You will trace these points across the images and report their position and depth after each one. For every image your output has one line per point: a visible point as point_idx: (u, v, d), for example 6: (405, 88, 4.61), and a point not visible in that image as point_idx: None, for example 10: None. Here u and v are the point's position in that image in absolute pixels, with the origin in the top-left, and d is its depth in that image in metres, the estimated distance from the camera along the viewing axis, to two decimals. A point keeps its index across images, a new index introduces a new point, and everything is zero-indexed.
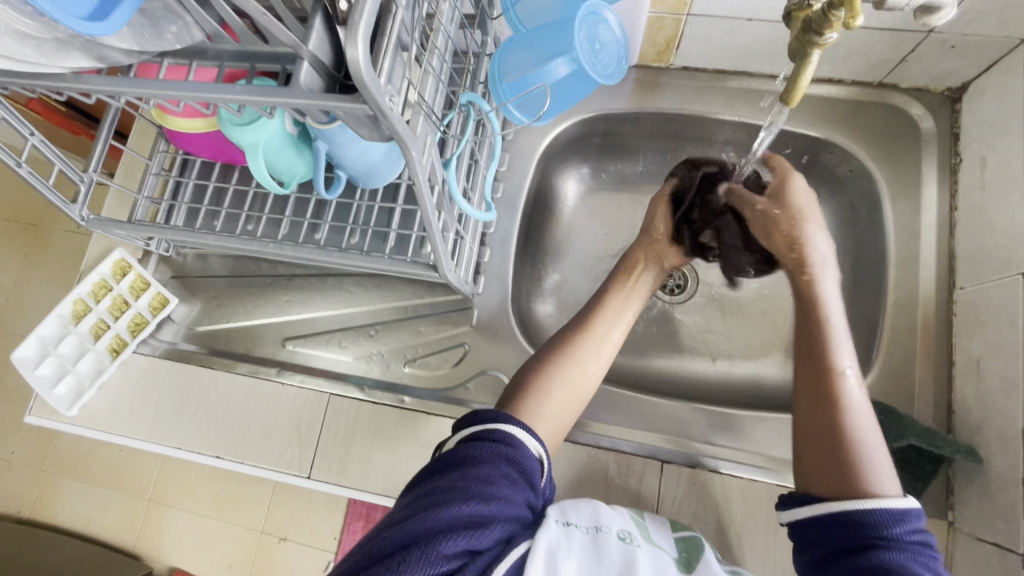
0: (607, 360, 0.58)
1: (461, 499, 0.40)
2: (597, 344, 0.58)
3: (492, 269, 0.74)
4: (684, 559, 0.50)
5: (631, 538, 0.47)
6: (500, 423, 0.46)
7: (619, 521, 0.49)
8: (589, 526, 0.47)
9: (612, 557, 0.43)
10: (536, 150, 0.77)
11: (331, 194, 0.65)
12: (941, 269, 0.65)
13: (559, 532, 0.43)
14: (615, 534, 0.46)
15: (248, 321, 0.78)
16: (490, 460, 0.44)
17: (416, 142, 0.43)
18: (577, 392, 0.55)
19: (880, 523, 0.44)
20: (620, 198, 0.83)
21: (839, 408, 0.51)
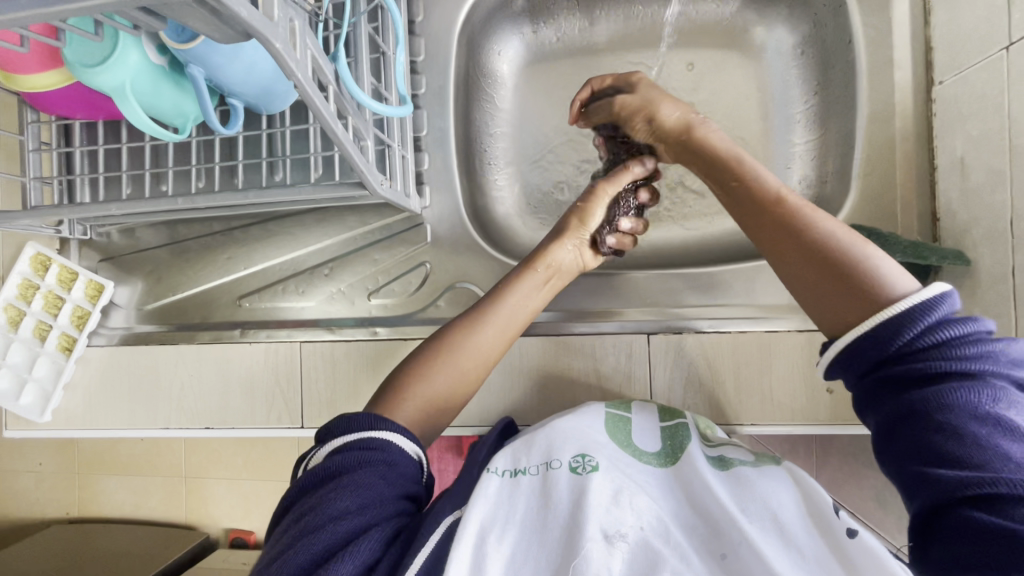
0: (494, 352, 0.53)
1: (340, 500, 0.41)
2: (489, 330, 0.53)
3: (435, 176, 0.68)
4: (668, 451, 0.54)
5: (586, 462, 0.50)
6: (370, 430, 0.45)
7: (577, 444, 0.52)
8: (541, 464, 0.51)
9: (559, 495, 0.48)
10: (454, 28, 0.67)
11: (231, 129, 0.57)
12: (917, 66, 0.59)
13: (496, 495, 0.48)
14: (566, 468, 0.50)
15: (197, 287, 0.72)
16: (364, 464, 0.43)
17: (274, 32, 0.34)
18: (464, 376, 0.52)
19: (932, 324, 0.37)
20: (562, 67, 0.74)
21: (795, 225, 0.44)
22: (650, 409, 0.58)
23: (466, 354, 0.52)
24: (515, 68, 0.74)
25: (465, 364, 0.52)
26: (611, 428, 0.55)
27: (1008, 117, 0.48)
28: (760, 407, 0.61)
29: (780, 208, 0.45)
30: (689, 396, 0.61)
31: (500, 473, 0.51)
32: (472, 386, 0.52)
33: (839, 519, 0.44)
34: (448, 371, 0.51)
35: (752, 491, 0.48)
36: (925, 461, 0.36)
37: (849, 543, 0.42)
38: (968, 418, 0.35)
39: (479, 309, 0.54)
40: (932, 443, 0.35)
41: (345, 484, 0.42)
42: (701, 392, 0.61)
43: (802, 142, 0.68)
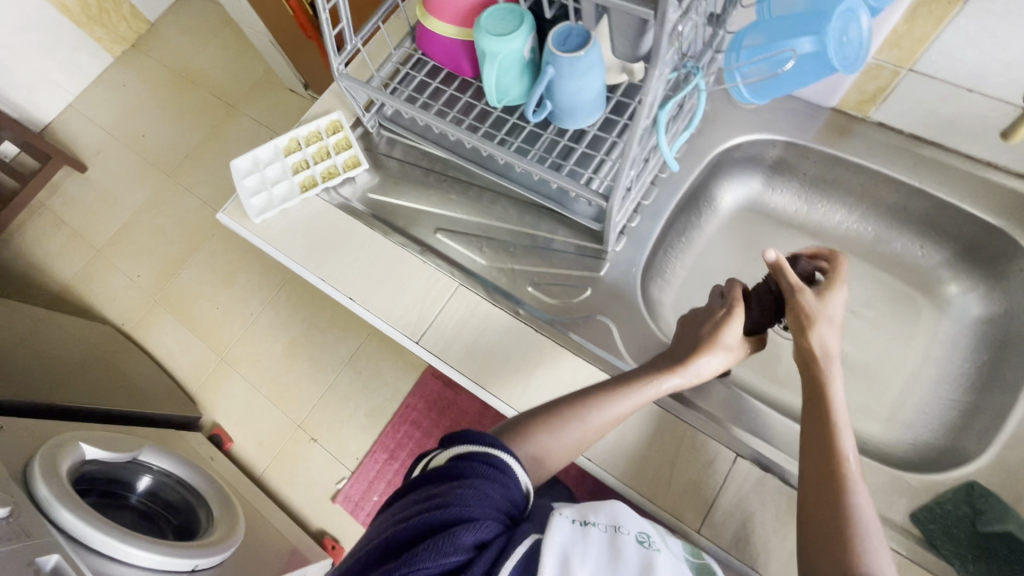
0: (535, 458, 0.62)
1: (463, 493, 0.50)
2: (533, 438, 0.62)
3: (636, 234, 0.80)
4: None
5: (648, 539, 0.52)
6: (496, 446, 0.55)
7: (639, 521, 0.54)
8: (609, 525, 0.52)
9: (630, 558, 0.48)
10: (714, 149, 0.82)
11: (534, 118, 0.74)
12: None
13: (572, 533, 0.48)
14: (633, 537, 0.51)
15: (413, 203, 0.89)
16: (483, 474, 0.52)
17: (661, 67, 0.51)
18: (600, 432, 0.63)
19: None
20: (764, 224, 0.88)
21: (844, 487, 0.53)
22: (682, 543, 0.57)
23: (612, 416, 0.63)
24: (731, 203, 0.89)
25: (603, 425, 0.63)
26: (662, 532, 0.55)
27: None
28: None
29: (834, 460, 0.55)
30: (745, 530, 0.62)
31: (571, 520, 0.51)
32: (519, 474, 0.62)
33: None
34: (595, 424, 0.63)
35: None
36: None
37: None
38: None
39: (532, 418, 0.64)
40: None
41: (475, 483, 0.51)
42: (757, 532, 0.62)
43: (947, 392, 0.72)
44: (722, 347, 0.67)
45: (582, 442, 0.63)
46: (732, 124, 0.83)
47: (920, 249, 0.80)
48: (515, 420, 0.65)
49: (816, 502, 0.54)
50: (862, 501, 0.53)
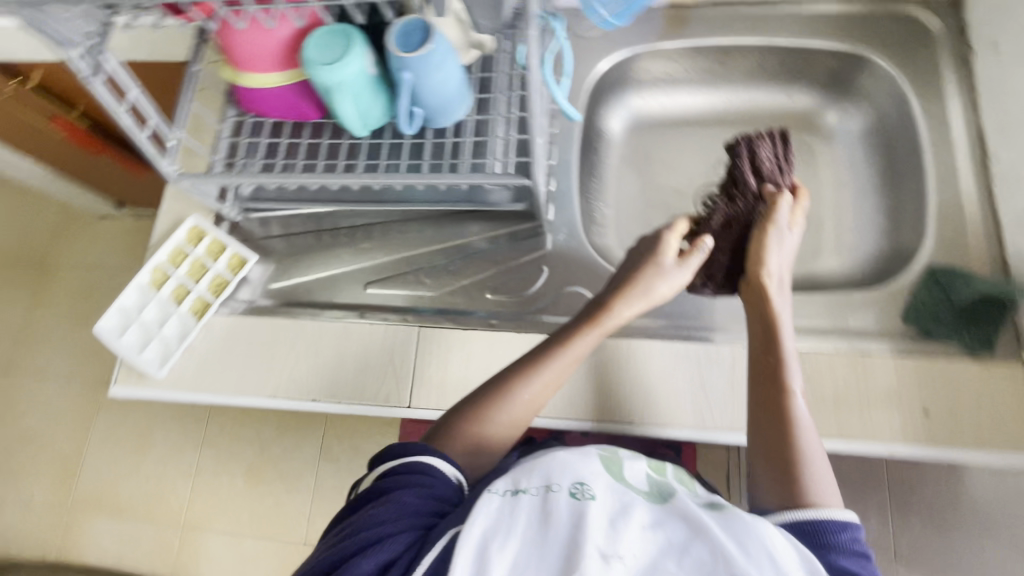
0: (496, 439, 0.61)
1: (378, 511, 0.49)
2: (494, 416, 0.60)
3: (559, 197, 0.78)
4: (658, 491, 0.50)
5: (584, 490, 0.46)
6: (420, 455, 0.54)
7: (575, 472, 0.49)
8: (541, 486, 0.47)
9: (561, 520, 0.44)
10: (586, 86, 0.82)
11: (411, 130, 0.68)
12: (973, 145, 0.72)
13: (498, 512, 0.45)
14: (566, 493, 0.46)
15: (325, 272, 0.80)
16: (405, 484, 0.52)
17: (534, 23, 0.49)
18: (541, 399, 0.62)
19: (830, 532, 0.50)
20: (663, 130, 0.88)
21: (788, 421, 0.57)
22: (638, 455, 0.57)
23: (546, 378, 0.61)
24: (622, 127, 0.89)
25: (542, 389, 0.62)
26: (603, 462, 0.52)
27: None
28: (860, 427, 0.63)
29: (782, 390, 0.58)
30: None
31: (501, 493, 0.47)
32: (481, 461, 0.60)
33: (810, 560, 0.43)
34: (532, 392, 0.61)
35: (750, 525, 0.44)
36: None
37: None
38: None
39: (496, 391, 0.61)
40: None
41: (396, 493, 0.51)
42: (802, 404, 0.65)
43: (872, 204, 0.79)
44: (651, 293, 0.63)
45: (528, 412, 0.62)
46: (590, 56, 0.83)
47: (789, 96, 0.87)
48: (452, 413, 0.62)
49: (763, 414, 0.58)
50: (805, 424, 0.57)
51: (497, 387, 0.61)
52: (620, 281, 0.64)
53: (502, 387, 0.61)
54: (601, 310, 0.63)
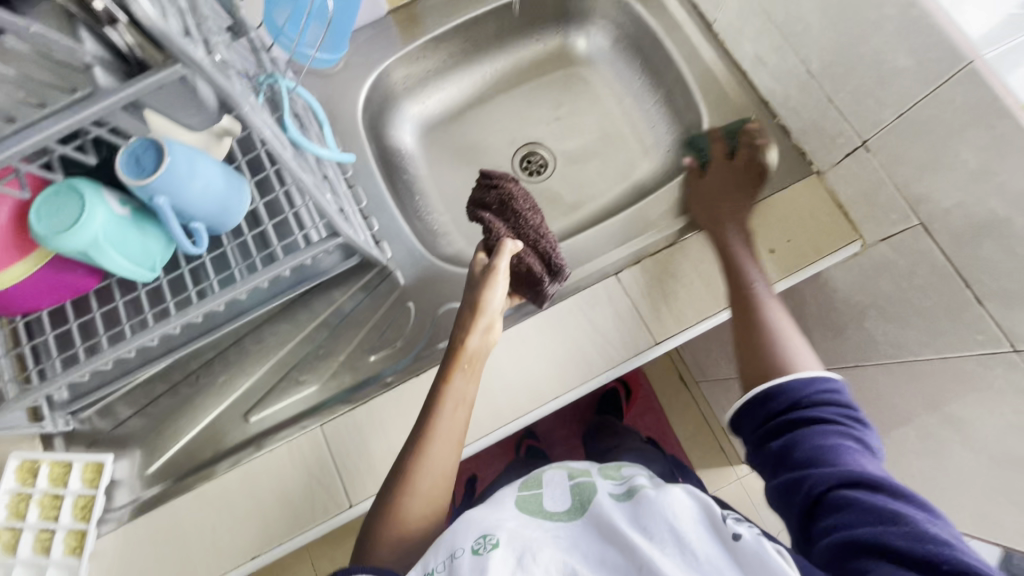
0: (427, 504, 0.57)
1: None
2: (416, 483, 0.57)
3: (387, 233, 0.76)
4: (577, 504, 0.56)
5: (487, 540, 0.48)
6: None
7: (483, 527, 0.51)
8: (446, 559, 0.48)
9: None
10: (357, 120, 0.80)
11: (200, 248, 0.62)
12: (694, 18, 0.79)
13: None
14: (470, 551, 0.47)
15: (197, 427, 0.71)
16: None
17: (245, 98, 0.45)
18: (445, 461, 0.58)
19: (798, 394, 0.52)
20: (448, 129, 0.91)
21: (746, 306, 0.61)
22: (560, 476, 0.62)
23: (440, 436, 0.58)
24: (414, 139, 0.89)
25: (440, 448, 0.59)
26: (518, 504, 0.58)
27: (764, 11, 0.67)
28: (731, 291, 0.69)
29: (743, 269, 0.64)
30: (673, 306, 0.69)
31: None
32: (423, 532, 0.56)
33: (725, 525, 0.47)
34: (434, 455, 0.58)
35: (657, 501, 0.50)
36: (804, 522, 0.46)
37: (736, 545, 0.45)
38: (856, 516, 0.42)
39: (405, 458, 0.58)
40: (812, 516, 0.45)
41: None
42: (680, 299, 0.69)
43: (650, 102, 0.86)
44: (488, 315, 0.63)
45: (439, 483, 0.58)
46: (344, 90, 0.81)
47: (537, 41, 0.91)
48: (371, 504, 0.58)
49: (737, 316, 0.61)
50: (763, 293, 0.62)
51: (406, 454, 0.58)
52: (462, 313, 0.63)
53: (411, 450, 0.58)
54: (457, 348, 0.62)
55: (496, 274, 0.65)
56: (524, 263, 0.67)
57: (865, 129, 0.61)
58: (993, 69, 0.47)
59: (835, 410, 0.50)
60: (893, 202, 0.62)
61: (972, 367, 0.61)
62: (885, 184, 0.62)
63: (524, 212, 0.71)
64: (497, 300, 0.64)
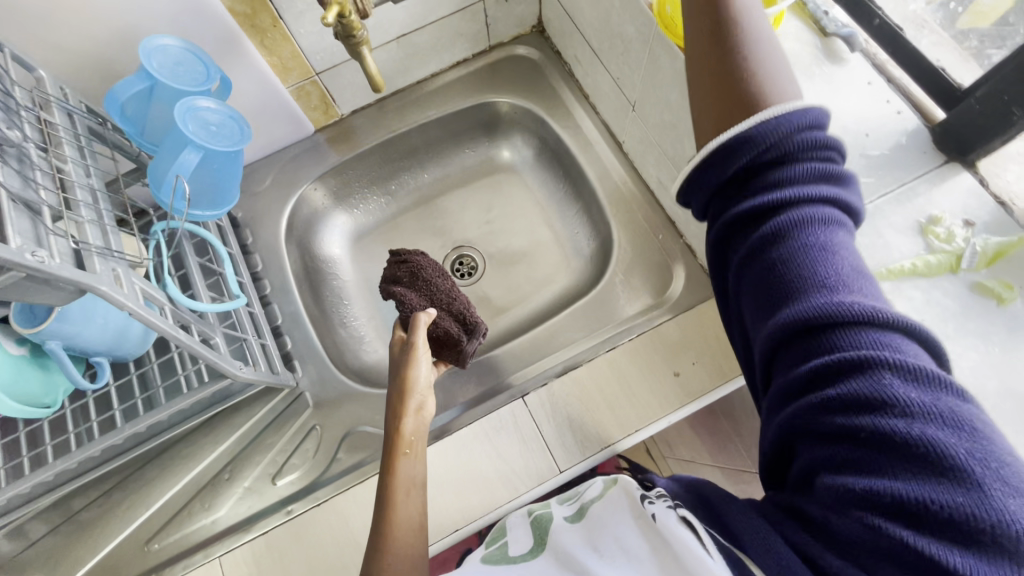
0: (419, 519, 0.50)
1: None
2: (403, 511, 0.50)
3: (300, 350, 0.78)
4: (537, 537, 0.49)
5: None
6: None
7: None
8: None
9: None
10: (279, 237, 0.82)
11: (98, 382, 0.63)
12: (606, 137, 0.82)
13: None
14: None
15: (96, 555, 0.70)
16: None
17: (109, 278, 0.46)
18: (410, 564, 0.46)
19: (805, 218, 0.37)
20: (379, 234, 0.93)
21: (737, 55, 0.41)
22: (521, 516, 0.54)
23: (400, 540, 0.47)
24: (343, 246, 0.90)
25: (405, 539, 0.48)
26: (484, 552, 0.49)
27: (659, 142, 0.70)
28: (637, 414, 0.69)
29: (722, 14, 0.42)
30: (577, 431, 0.68)
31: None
32: (426, 550, 0.48)
33: (647, 502, 0.40)
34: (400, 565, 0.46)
35: (601, 524, 0.43)
36: (766, 389, 0.39)
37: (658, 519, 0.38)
38: (830, 393, 0.33)
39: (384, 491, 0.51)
40: (768, 382, 0.38)
41: None
42: (584, 424, 0.69)
43: (572, 211, 0.88)
44: (417, 394, 0.60)
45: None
46: (270, 207, 0.83)
47: (467, 150, 0.94)
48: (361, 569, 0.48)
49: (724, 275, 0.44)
50: (756, 38, 0.42)
51: (385, 492, 0.51)
52: (391, 400, 0.59)
53: (388, 488, 0.51)
54: (396, 434, 0.55)
55: (416, 352, 0.64)
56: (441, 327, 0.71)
57: None
58: None
59: (834, 236, 0.37)
60: None
61: None
62: None
63: (434, 279, 0.75)
64: (422, 376, 0.61)
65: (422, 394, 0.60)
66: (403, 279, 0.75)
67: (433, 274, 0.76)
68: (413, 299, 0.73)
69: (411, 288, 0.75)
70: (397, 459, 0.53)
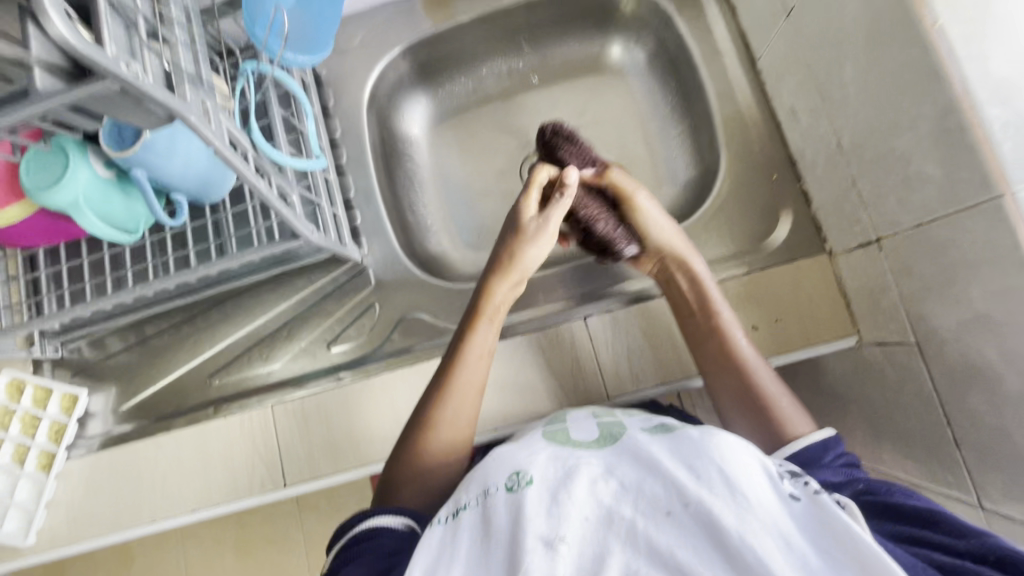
0: (472, 412, 0.58)
1: None
2: (458, 395, 0.57)
3: (369, 227, 0.76)
4: (603, 436, 0.48)
5: (520, 477, 0.42)
6: None
7: (512, 463, 0.45)
8: (479, 494, 0.44)
9: (499, 523, 0.40)
10: (361, 106, 0.78)
11: (177, 220, 0.64)
12: (738, 50, 0.72)
13: (439, 546, 0.40)
14: (503, 491, 0.42)
15: (166, 378, 0.75)
16: None
17: (197, 110, 0.44)
18: (467, 409, 0.58)
19: (817, 460, 0.48)
20: (465, 121, 0.86)
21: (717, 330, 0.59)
22: (584, 415, 0.54)
23: (468, 387, 0.58)
24: (424, 127, 0.85)
25: (464, 397, 0.58)
26: (547, 436, 0.49)
27: (807, 63, 0.59)
28: None
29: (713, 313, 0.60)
30: (636, 363, 0.66)
31: (443, 521, 0.43)
32: (469, 437, 0.58)
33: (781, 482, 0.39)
34: (463, 405, 0.57)
35: (691, 441, 0.41)
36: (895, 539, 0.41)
37: (793, 505, 0.38)
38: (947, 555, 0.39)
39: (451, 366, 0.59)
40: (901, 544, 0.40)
41: None
42: (645, 358, 0.66)
43: (676, 131, 0.79)
44: (520, 267, 0.63)
45: (463, 429, 0.57)
46: (357, 70, 0.79)
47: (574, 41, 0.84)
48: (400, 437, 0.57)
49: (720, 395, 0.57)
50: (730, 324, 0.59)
51: (451, 365, 0.59)
52: (498, 262, 0.62)
53: (457, 359, 0.59)
54: (485, 298, 0.62)
55: (544, 231, 0.62)
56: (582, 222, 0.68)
57: (882, 225, 0.54)
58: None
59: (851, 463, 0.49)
60: (896, 312, 0.55)
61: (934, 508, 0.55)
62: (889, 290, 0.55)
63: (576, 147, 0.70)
64: (536, 256, 0.63)
65: (523, 271, 0.63)
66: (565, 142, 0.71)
67: (586, 167, 0.70)
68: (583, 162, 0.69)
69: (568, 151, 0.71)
70: (485, 321, 0.61)
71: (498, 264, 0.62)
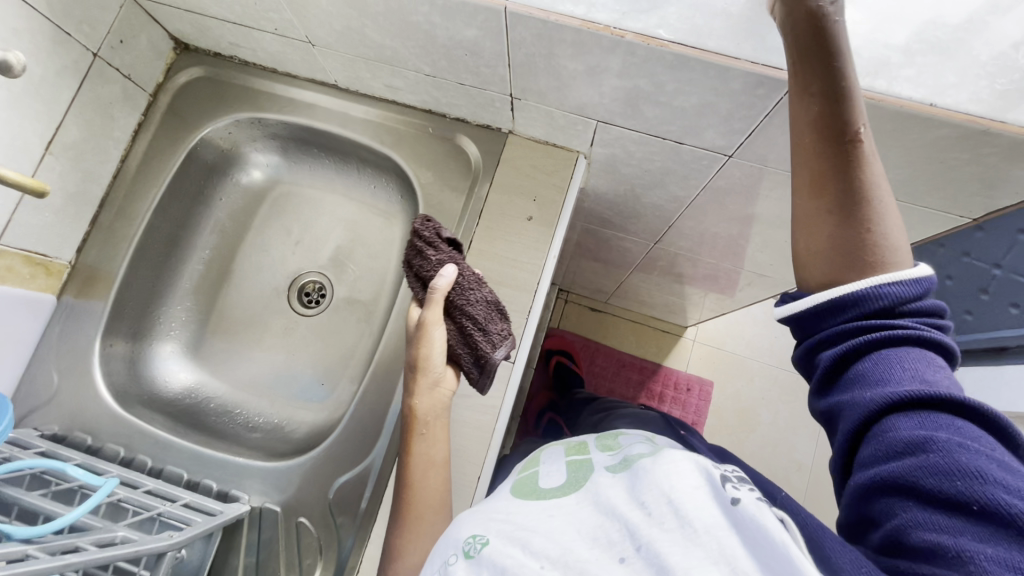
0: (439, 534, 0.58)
1: None
2: (418, 528, 0.58)
3: (228, 478, 0.70)
4: (570, 482, 0.50)
5: (475, 539, 0.43)
6: None
7: (472, 527, 0.45)
8: (443, 566, 0.43)
9: None
10: (113, 412, 0.71)
11: None
12: (322, 90, 0.79)
13: None
14: (461, 556, 0.42)
15: None
16: None
17: None
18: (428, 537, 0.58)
19: (889, 307, 0.42)
20: (214, 331, 0.85)
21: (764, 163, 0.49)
22: (557, 458, 0.56)
23: (421, 511, 0.59)
24: (190, 368, 0.82)
25: (427, 520, 0.59)
26: (517, 496, 0.50)
27: (356, 55, 0.67)
28: (528, 271, 0.71)
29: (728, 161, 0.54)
30: None
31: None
32: None
33: (724, 490, 0.40)
34: (426, 528, 0.59)
35: (644, 473, 0.44)
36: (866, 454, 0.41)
37: (733, 509, 0.39)
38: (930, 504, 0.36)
39: (405, 503, 0.60)
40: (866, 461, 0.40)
41: None
42: None
43: (353, 175, 0.86)
44: (431, 374, 0.62)
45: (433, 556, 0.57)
46: (76, 398, 0.71)
47: (221, 201, 0.86)
48: None
49: (820, 216, 0.43)
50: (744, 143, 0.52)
51: (404, 502, 0.60)
52: (408, 382, 0.63)
53: (410, 495, 0.60)
54: (413, 417, 0.62)
55: (429, 329, 0.62)
56: (462, 320, 0.63)
57: (501, 87, 0.64)
58: (524, 4, 0.50)
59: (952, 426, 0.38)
60: (568, 120, 0.66)
61: (717, 181, 0.68)
62: (550, 113, 0.66)
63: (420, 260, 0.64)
64: (437, 354, 0.62)
65: (439, 381, 0.63)
66: (427, 248, 0.63)
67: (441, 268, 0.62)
68: (424, 269, 0.63)
69: (421, 254, 0.63)
70: (419, 437, 0.62)
71: (415, 378, 0.63)
